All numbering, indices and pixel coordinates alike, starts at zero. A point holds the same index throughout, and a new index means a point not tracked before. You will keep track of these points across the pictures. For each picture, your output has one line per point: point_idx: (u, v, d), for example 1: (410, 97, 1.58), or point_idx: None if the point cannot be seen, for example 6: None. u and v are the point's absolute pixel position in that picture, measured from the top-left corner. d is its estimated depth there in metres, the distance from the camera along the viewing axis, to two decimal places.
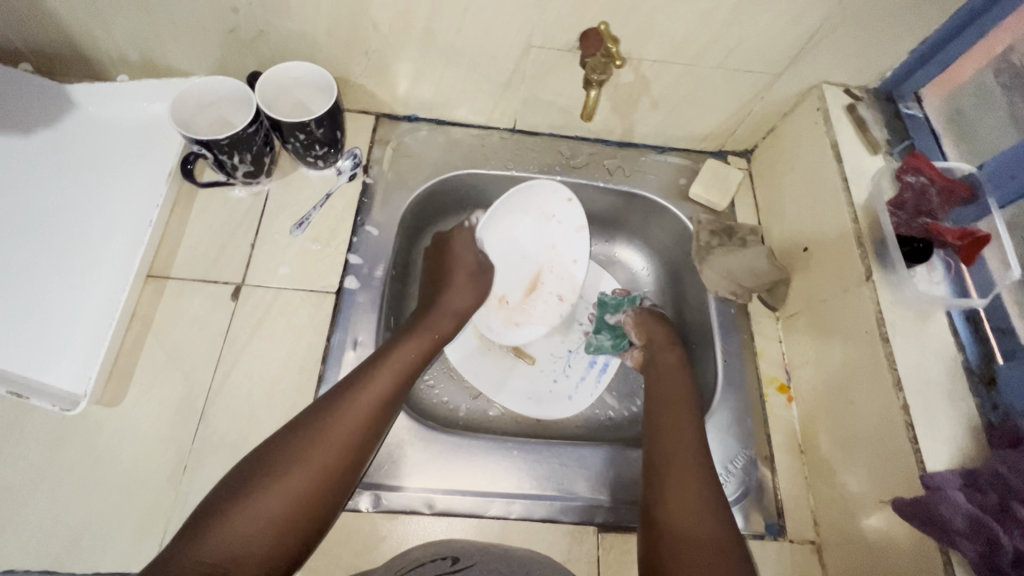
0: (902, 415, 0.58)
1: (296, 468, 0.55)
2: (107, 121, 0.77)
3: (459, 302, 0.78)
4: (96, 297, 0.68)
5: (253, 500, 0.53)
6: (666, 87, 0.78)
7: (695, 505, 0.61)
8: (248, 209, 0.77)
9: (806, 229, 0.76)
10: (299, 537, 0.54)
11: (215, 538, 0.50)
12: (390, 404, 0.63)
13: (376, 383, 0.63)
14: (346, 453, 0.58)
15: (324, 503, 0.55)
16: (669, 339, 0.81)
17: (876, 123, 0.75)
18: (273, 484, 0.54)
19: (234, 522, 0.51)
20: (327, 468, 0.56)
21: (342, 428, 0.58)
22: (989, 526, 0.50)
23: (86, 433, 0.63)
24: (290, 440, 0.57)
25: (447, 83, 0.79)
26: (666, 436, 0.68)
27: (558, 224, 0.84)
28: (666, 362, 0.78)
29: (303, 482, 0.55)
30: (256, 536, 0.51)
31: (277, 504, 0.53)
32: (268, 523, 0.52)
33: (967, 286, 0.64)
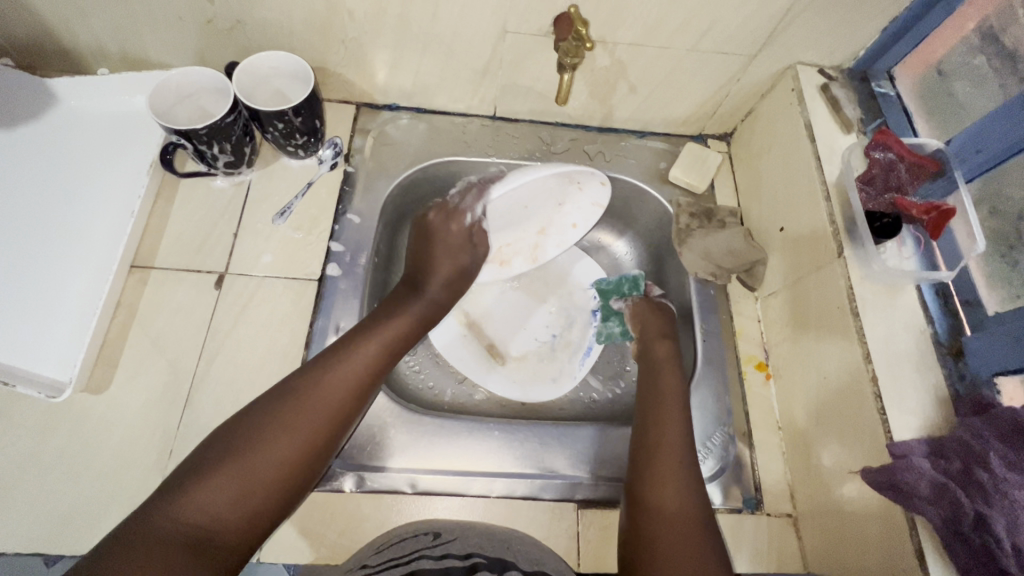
0: (871, 386, 0.59)
1: (277, 439, 0.56)
2: (89, 114, 0.78)
3: (448, 289, 0.77)
4: (81, 287, 0.68)
5: (233, 467, 0.53)
6: (643, 70, 0.79)
7: (677, 486, 0.63)
8: (230, 199, 0.78)
9: (782, 209, 0.77)
10: (277, 507, 0.54)
11: (193, 502, 0.51)
12: (377, 375, 0.65)
13: (364, 353, 0.64)
14: (327, 427, 0.59)
15: (304, 476, 0.56)
16: (662, 333, 0.80)
17: (849, 102, 0.75)
18: (255, 454, 0.54)
19: (221, 482, 0.52)
20: (309, 441, 0.57)
21: (325, 403, 0.59)
22: (952, 490, 0.51)
23: (73, 419, 0.64)
24: (271, 410, 0.57)
25: (426, 71, 0.80)
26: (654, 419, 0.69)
27: (579, 190, 0.81)
28: (660, 353, 0.77)
29: (285, 453, 0.55)
30: (236, 505, 0.52)
31: (258, 474, 0.54)
32: (248, 491, 0.53)
33: (937, 260, 0.65)
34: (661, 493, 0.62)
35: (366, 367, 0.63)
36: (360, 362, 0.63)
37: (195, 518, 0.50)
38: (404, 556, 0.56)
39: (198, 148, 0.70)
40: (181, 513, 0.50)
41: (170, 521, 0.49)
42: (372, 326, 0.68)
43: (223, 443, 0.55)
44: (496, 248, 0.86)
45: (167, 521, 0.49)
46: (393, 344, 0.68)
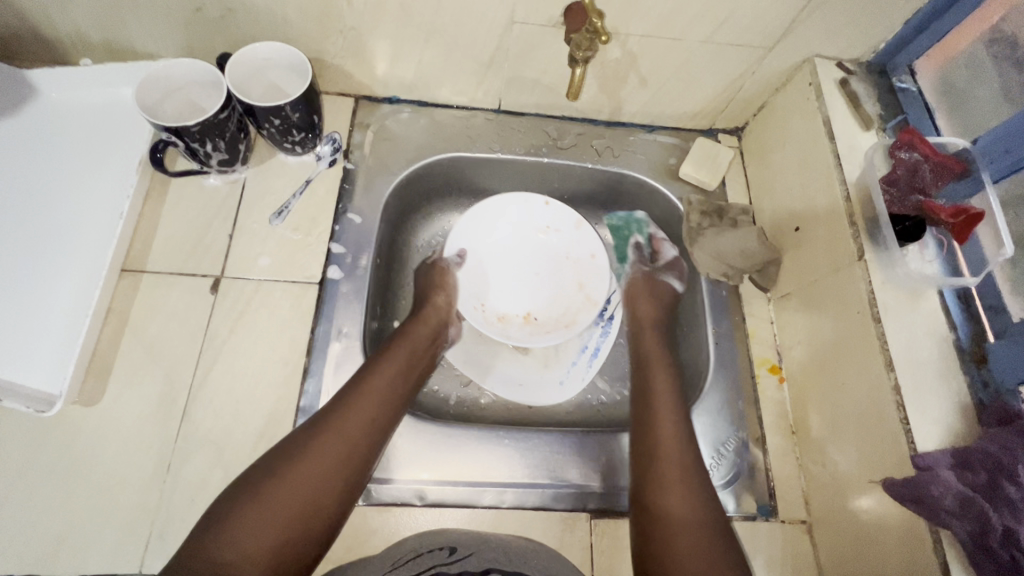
0: (893, 396, 0.57)
1: (301, 472, 0.54)
2: (71, 106, 0.74)
3: (446, 304, 0.77)
4: (68, 294, 0.65)
5: (259, 503, 0.51)
6: (655, 63, 0.76)
7: (682, 480, 0.61)
8: (224, 198, 0.75)
9: (798, 208, 0.75)
10: (306, 545, 0.52)
11: (219, 545, 0.49)
12: (398, 396, 0.63)
13: (382, 375, 0.63)
14: (352, 456, 0.57)
15: (330, 509, 0.54)
16: (652, 316, 0.80)
17: (869, 98, 0.73)
18: (279, 488, 0.52)
19: (251, 519, 0.50)
20: (332, 472, 0.55)
21: (348, 431, 0.58)
22: (980, 505, 0.50)
23: (65, 433, 0.61)
24: (293, 443, 0.56)
25: (428, 62, 0.76)
26: (654, 415, 0.67)
27: (558, 232, 0.88)
28: (649, 343, 0.77)
29: (308, 485, 0.53)
30: (264, 544, 0.50)
31: (285, 508, 0.51)
32: (275, 528, 0.50)
33: (960, 264, 0.63)
34: (666, 491, 0.60)
35: (384, 391, 0.62)
36: (378, 385, 0.62)
37: (223, 559, 0.48)
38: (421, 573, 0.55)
39: (191, 145, 0.67)
40: (208, 555, 0.48)
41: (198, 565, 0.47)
42: (384, 348, 0.67)
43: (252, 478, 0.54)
44: (558, 320, 0.86)
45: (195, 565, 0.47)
46: (407, 365, 0.67)
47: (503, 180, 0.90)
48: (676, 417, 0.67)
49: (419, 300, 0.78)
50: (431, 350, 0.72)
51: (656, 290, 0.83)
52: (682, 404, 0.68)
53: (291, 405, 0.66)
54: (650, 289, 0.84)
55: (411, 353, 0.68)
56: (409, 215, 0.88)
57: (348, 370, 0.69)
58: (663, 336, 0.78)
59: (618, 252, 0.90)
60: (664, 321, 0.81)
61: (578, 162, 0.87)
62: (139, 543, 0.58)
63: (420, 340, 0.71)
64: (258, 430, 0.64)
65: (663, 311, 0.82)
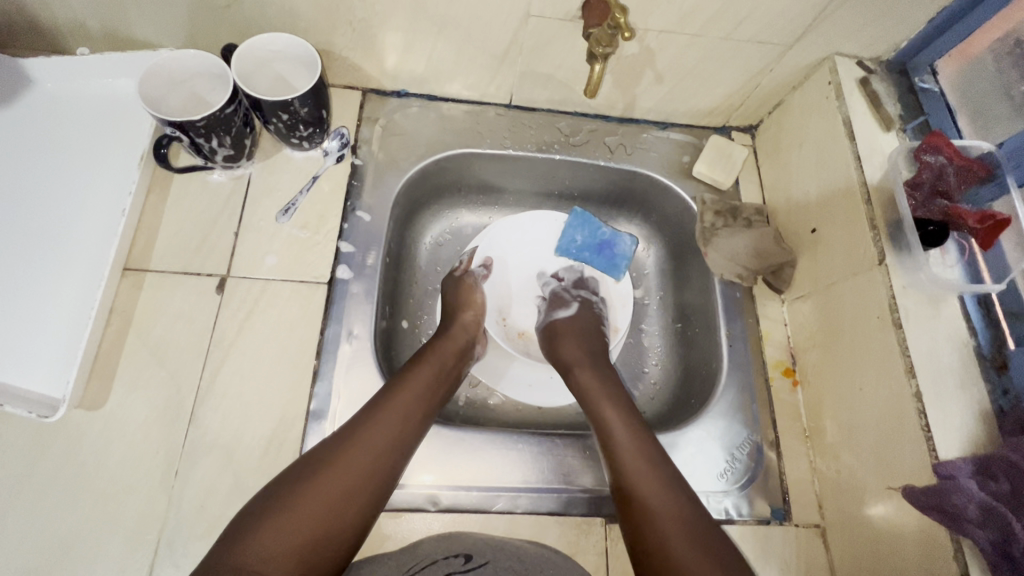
0: (914, 403, 0.57)
1: (324, 485, 0.52)
2: (69, 98, 0.71)
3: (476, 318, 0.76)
4: (69, 294, 0.63)
5: (280, 513, 0.50)
6: (672, 59, 0.74)
7: (676, 513, 0.56)
8: (229, 194, 0.73)
9: (814, 209, 0.74)
10: (327, 562, 0.50)
11: (241, 554, 0.47)
12: (426, 408, 0.63)
13: (411, 386, 0.63)
14: (376, 473, 0.55)
15: (351, 526, 0.52)
16: (580, 355, 0.74)
17: (889, 97, 0.72)
18: (302, 500, 0.51)
19: (272, 527, 0.49)
20: (355, 488, 0.54)
21: (372, 446, 0.56)
22: (1002, 514, 0.50)
23: (69, 437, 0.59)
24: (319, 455, 0.55)
25: (440, 56, 0.74)
26: (615, 435, 0.64)
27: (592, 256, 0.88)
28: (588, 382, 0.71)
29: (331, 500, 0.52)
30: (284, 558, 0.48)
31: (305, 522, 0.50)
32: (296, 542, 0.49)
33: (982, 271, 0.62)
34: (664, 531, 0.55)
35: (411, 409, 0.61)
36: (405, 401, 0.61)
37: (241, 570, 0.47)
38: None
39: (195, 141, 0.65)
40: (227, 565, 0.47)
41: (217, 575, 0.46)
42: (413, 365, 0.66)
43: (275, 486, 0.53)
44: None
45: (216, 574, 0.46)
46: (435, 383, 0.65)
47: (513, 177, 0.89)
48: (648, 451, 0.62)
49: (447, 315, 0.77)
50: (459, 367, 0.71)
51: (562, 327, 0.79)
52: (647, 433, 0.64)
53: (301, 409, 0.64)
54: (568, 329, 0.78)
55: (439, 370, 0.67)
56: (417, 212, 0.86)
57: (358, 372, 0.67)
58: (600, 370, 0.73)
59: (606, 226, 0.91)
60: (594, 354, 0.75)
61: (589, 159, 0.85)
62: (147, 551, 0.57)
63: (448, 357, 0.70)
64: (268, 435, 0.63)
65: (592, 344, 0.77)
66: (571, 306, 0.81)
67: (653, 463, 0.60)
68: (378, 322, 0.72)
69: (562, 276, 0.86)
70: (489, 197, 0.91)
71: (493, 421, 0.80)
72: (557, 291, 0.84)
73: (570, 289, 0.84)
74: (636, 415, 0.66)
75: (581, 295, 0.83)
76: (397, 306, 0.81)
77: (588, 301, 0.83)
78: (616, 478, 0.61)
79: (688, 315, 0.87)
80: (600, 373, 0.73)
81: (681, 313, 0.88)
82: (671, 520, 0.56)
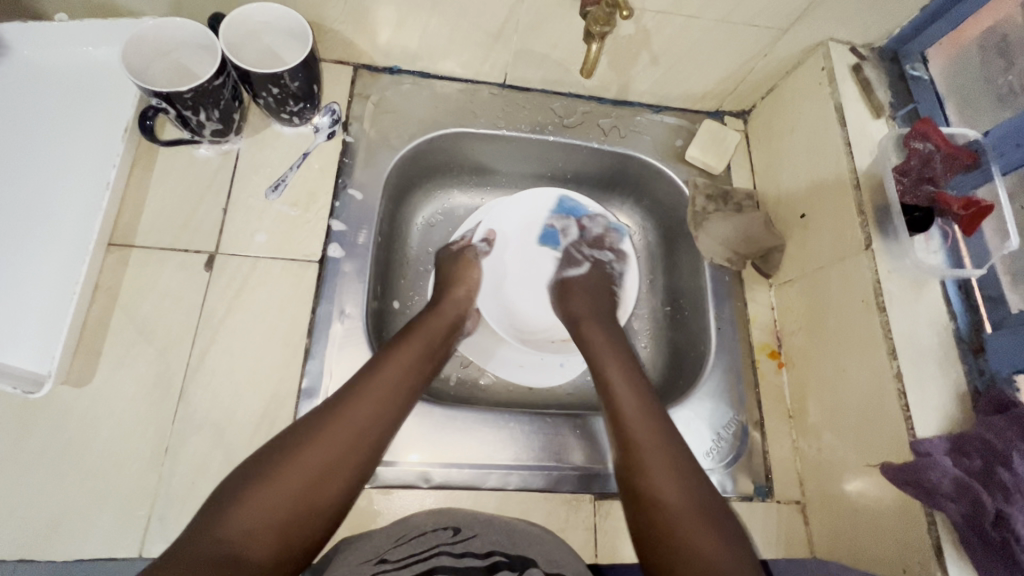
0: (895, 383, 0.59)
1: (308, 459, 0.52)
2: (46, 66, 0.68)
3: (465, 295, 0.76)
4: (52, 269, 0.61)
5: (260, 487, 0.50)
6: (667, 41, 0.74)
7: (682, 496, 0.55)
8: (217, 169, 0.71)
9: (804, 195, 0.75)
10: (308, 534, 0.51)
11: (223, 526, 0.48)
12: (411, 382, 0.62)
13: (395, 361, 0.62)
14: (359, 447, 0.55)
15: (331, 502, 0.53)
16: (586, 312, 0.76)
17: (880, 84, 0.72)
18: (283, 473, 0.51)
19: (253, 501, 0.49)
20: (338, 463, 0.54)
21: (357, 419, 0.56)
22: (974, 489, 0.51)
23: (54, 414, 0.58)
24: (303, 429, 0.55)
25: (433, 32, 0.72)
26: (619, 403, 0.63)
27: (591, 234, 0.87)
28: (594, 337, 0.72)
29: (314, 473, 0.52)
30: (266, 531, 0.48)
31: (287, 495, 0.50)
32: (278, 516, 0.49)
33: (963, 257, 0.64)
34: (657, 483, 0.56)
35: (396, 382, 0.61)
36: (391, 377, 0.61)
37: (223, 543, 0.47)
38: (422, 553, 0.55)
39: (183, 114, 0.63)
40: (208, 539, 0.47)
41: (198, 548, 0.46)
42: (401, 341, 0.66)
43: (256, 461, 0.52)
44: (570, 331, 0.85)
45: (197, 547, 0.46)
46: (423, 358, 0.65)
47: (507, 158, 0.88)
48: (648, 402, 0.63)
49: (439, 291, 0.76)
50: (447, 345, 0.71)
51: (575, 285, 0.81)
52: (653, 401, 0.64)
53: (293, 387, 0.64)
54: (574, 288, 0.81)
55: (426, 347, 0.67)
56: (409, 192, 0.85)
57: (350, 351, 0.67)
58: (606, 328, 0.74)
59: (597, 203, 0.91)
60: (603, 309, 0.78)
61: (584, 141, 0.85)
62: (137, 527, 0.57)
63: (435, 334, 0.69)
64: (260, 413, 0.62)
65: (597, 302, 0.78)
66: (583, 265, 0.84)
67: (653, 415, 0.62)
68: (370, 302, 0.72)
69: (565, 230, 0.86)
70: (482, 177, 0.91)
71: (484, 400, 0.81)
72: (570, 249, 0.86)
73: (582, 247, 0.85)
74: (640, 373, 0.67)
75: (593, 256, 0.84)
76: (389, 286, 0.81)
77: (599, 262, 0.84)
78: (615, 425, 0.62)
79: (678, 299, 0.88)
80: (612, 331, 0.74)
81: (670, 296, 0.89)
82: (688, 514, 0.54)
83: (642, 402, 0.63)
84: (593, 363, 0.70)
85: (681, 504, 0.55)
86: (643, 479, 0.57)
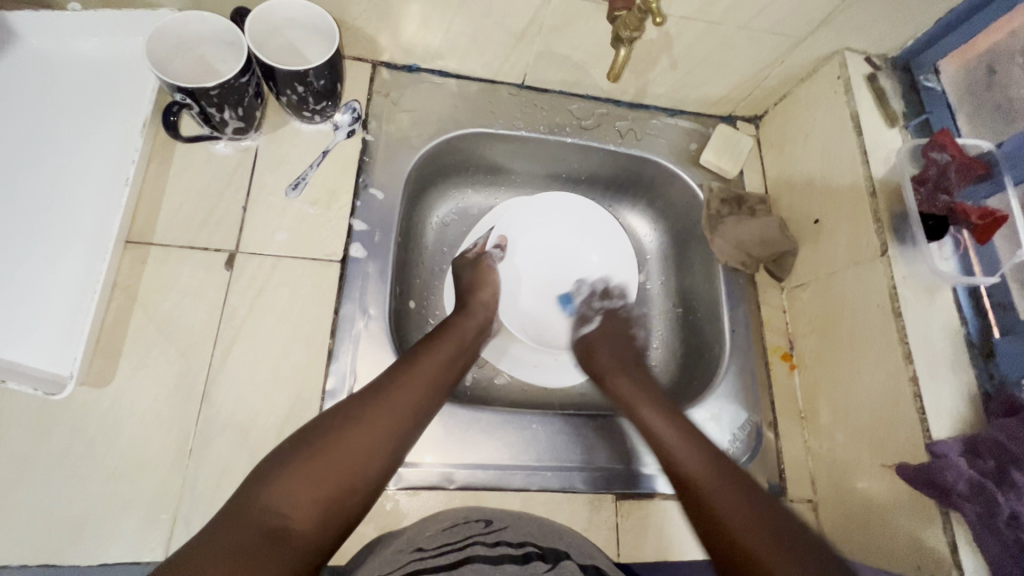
0: (911, 386, 0.61)
1: (355, 437, 0.53)
2: (54, 57, 0.65)
3: (492, 299, 0.76)
4: (70, 267, 0.60)
5: (305, 464, 0.50)
6: (689, 45, 0.74)
7: (739, 503, 0.55)
8: (235, 166, 0.70)
9: (819, 200, 0.77)
10: (346, 514, 0.51)
11: (268, 496, 0.48)
12: (447, 372, 0.63)
13: (433, 355, 0.63)
14: (396, 434, 0.55)
15: (368, 486, 0.52)
16: (612, 364, 0.75)
17: (894, 94, 0.74)
18: (328, 452, 0.51)
19: (298, 479, 0.49)
20: (382, 443, 0.54)
21: (400, 404, 0.57)
22: (989, 489, 0.54)
23: (74, 415, 0.57)
24: (345, 410, 0.55)
25: (456, 31, 0.72)
26: (656, 431, 0.64)
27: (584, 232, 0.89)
28: (630, 391, 0.70)
29: (356, 453, 0.52)
30: (310, 506, 0.49)
31: (331, 471, 0.50)
32: (321, 493, 0.49)
33: (973, 264, 0.66)
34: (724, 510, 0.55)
35: (434, 374, 0.61)
36: (428, 369, 0.61)
37: (270, 513, 0.47)
38: (457, 541, 0.55)
39: (206, 110, 0.62)
40: (255, 508, 0.47)
41: (247, 518, 0.46)
42: (434, 338, 0.66)
43: (295, 442, 0.52)
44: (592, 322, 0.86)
45: (242, 515, 0.46)
46: (457, 352, 0.66)
47: (523, 158, 0.88)
48: (691, 436, 0.63)
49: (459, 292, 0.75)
50: (477, 343, 0.71)
51: (598, 341, 0.79)
52: (689, 426, 0.64)
53: (317, 388, 0.64)
54: (603, 337, 0.79)
55: (460, 345, 0.67)
56: (426, 191, 0.85)
57: (374, 352, 0.67)
58: (633, 376, 0.73)
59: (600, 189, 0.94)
60: (628, 353, 0.78)
61: (600, 143, 0.85)
62: (163, 529, 0.56)
63: (468, 331, 0.70)
64: (284, 414, 0.62)
65: (625, 353, 0.78)
66: (594, 320, 0.83)
67: (698, 446, 0.61)
68: (392, 301, 0.72)
69: (579, 292, 0.87)
70: (497, 177, 0.91)
71: (500, 400, 0.81)
72: (585, 309, 0.85)
73: (594, 301, 0.85)
74: (670, 405, 0.67)
75: (605, 306, 0.84)
76: (406, 286, 0.81)
77: (612, 311, 0.83)
78: (669, 470, 0.61)
79: (691, 300, 0.89)
80: (640, 379, 0.73)
81: (682, 299, 0.91)
82: (744, 519, 0.53)
83: (692, 444, 0.61)
84: (628, 409, 0.69)
85: (753, 527, 0.53)
86: (708, 513, 0.56)
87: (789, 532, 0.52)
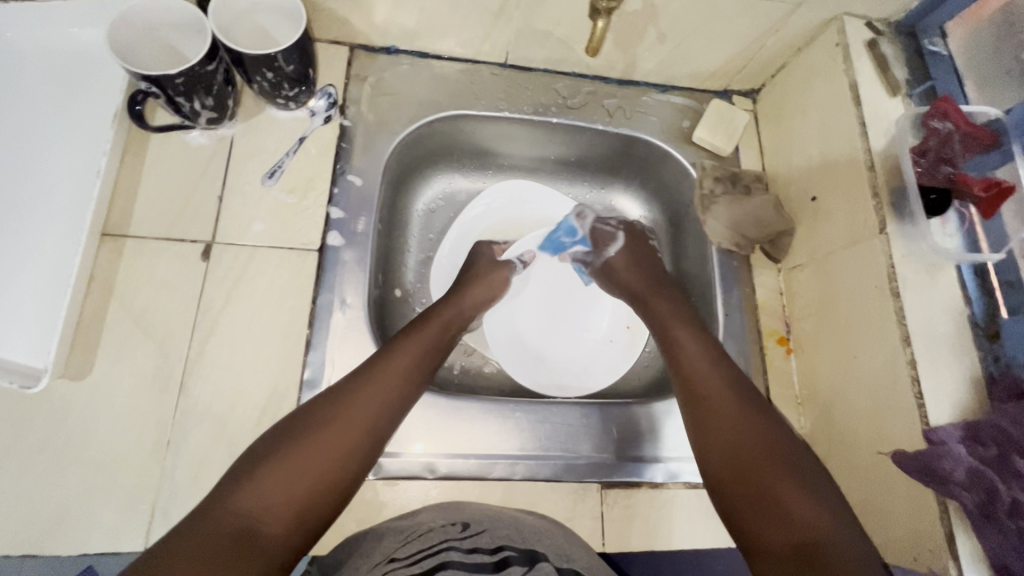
0: (908, 370, 0.58)
1: (329, 435, 0.52)
2: (27, 49, 0.65)
3: (479, 287, 0.75)
4: (45, 260, 0.60)
5: (277, 463, 0.50)
6: (677, 16, 0.70)
7: (751, 438, 0.56)
8: (210, 156, 0.69)
9: (816, 176, 0.73)
10: (324, 509, 0.50)
11: (239, 500, 0.47)
12: (428, 356, 0.63)
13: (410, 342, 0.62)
14: (377, 425, 0.55)
15: (349, 477, 0.52)
16: (645, 280, 0.75)
17: (897, 60, 0.69)
18: (303, 449, 0.51)
19: (270, 479, 0.49)
20: (358, 437, 0.53)
21: (376, 396, 0.56)
22: (989, 478, 0.50)
23: (53, 409, 0.58)
24: (320, 405, 0.54)
25: (431, 9, 0.69)
26: (682, 354, 0.65)
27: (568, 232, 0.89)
28: (681, 333, 0.67)
29: (336, 446, 0.52)
30: (282, 505, 0.48)
31: (308, 470, 0.50)
32: (298, 490, 0.49)
33: (980, 239, 0.62)
34: (726, 446, 0.57)
35: (411, 360, 0.60)
36: (404, 358, 0.60)
37: (239, 516, 0.46)
38: (431, 546, 0.54)
39: (175, 100, 0.61)
40: (226, 511, 0.47)
41: (215, 521, 0.46)
42: (416, 324, 0.65)
43: (268, 444, 0.52)
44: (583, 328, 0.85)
45: (212, 519, 0.46)
46: (436, 341, 0.65)
47: (511, 141, 0.86)
48: (711, 360, 0.64)
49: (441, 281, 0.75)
50: (460, 327, 0.70)
51: (619, 264, 0.77)
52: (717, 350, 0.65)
53: (295, 379, 0.63)
54: (624, 266, 0.78)
55: (442, 329, 0.67)
56: (409, 177, 0.83)
57: (353, 342, 0.66)
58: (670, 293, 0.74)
59: (591, 168, 0.91)
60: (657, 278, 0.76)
61: (588, 122, 0.82)
62: (142, 519, 0.56)
63: (450, 315, 0.69)
64: (262, 406, 0.62)
65: (652, 272, 0.76)
66: (618, 236, 0.80)
67: (719, 370, 0.62)
68: (372, 290, 0.71)
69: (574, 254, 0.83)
70: (484, 160, 0.88)
71: (487, 388, 0.80)
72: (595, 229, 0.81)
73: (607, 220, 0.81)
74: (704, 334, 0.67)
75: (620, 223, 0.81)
76: (392, 276, 0.80)
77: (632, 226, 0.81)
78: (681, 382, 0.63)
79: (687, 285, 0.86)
80: (674, 299, 0.72)
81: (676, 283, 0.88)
82: (758, 451, 0.55)
83: (710, 366, 0.63)
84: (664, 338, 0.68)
85: (756, 460, 0.55)
86: (710, 438, 0.58)
87: (802, 467, 0.54)
